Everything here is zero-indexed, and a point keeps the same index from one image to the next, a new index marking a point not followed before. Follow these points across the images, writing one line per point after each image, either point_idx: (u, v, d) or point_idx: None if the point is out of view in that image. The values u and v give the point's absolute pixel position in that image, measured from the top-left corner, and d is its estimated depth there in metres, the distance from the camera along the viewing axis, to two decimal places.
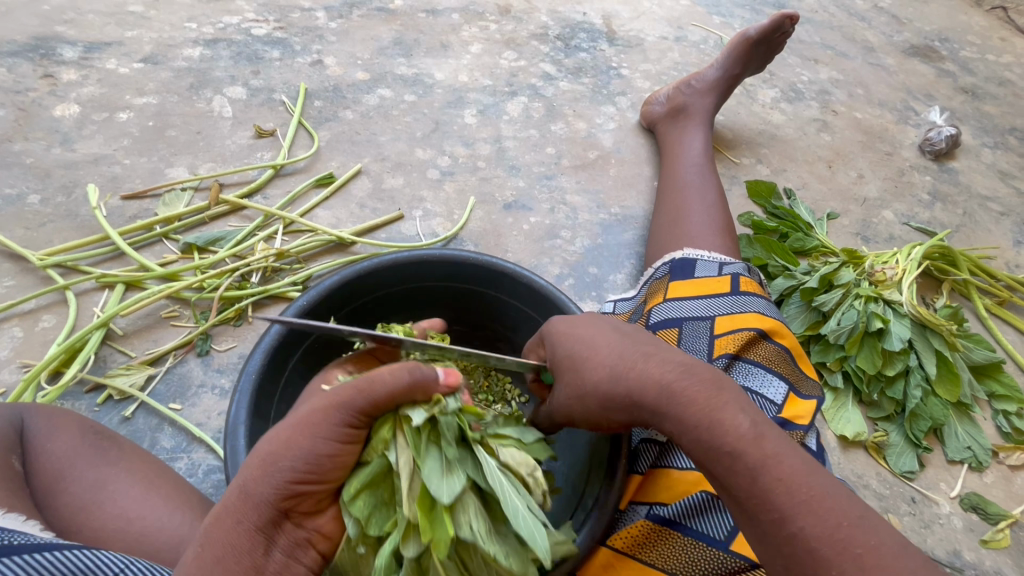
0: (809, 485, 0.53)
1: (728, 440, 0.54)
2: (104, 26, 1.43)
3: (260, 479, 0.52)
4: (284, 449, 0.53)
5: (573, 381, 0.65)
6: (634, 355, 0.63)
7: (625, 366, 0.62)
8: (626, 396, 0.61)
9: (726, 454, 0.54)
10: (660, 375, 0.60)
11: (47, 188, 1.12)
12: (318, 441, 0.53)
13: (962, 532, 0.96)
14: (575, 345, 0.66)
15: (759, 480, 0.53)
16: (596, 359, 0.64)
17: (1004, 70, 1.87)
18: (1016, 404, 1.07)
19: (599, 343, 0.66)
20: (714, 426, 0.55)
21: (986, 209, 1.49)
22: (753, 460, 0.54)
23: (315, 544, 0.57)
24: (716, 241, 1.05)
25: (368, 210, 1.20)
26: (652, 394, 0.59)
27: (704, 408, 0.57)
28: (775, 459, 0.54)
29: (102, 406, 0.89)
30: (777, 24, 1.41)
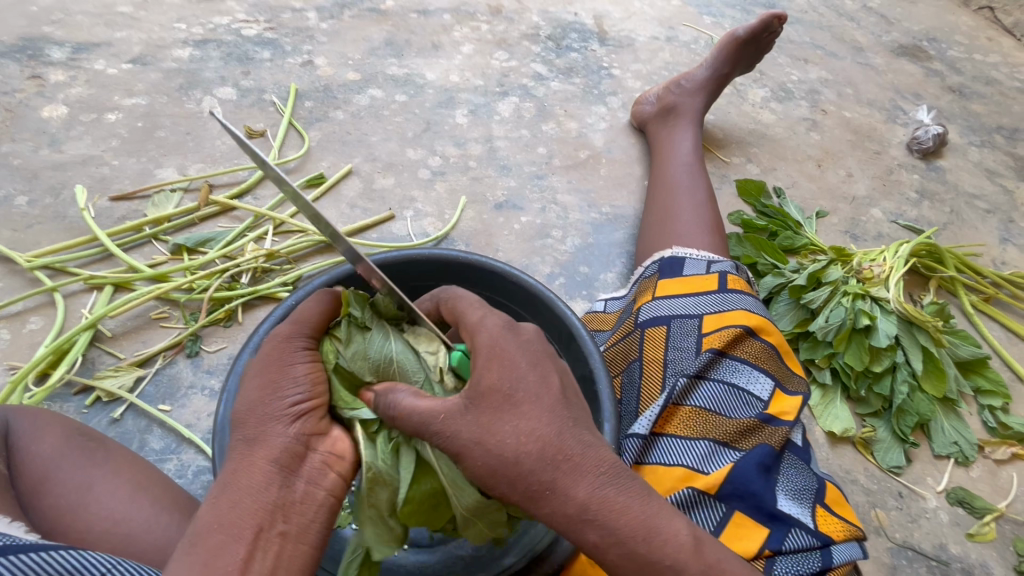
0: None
1: (670, 554, 0.55)
2: (92, 26, 1.42)
3: (253, 421, 0.58)
4: (266, 384, 0.59)
5: (487, 431, 0.54)
6: (573, 433, 0.55)
7: (563, 453, 0.54)
8: (549, 481, 0.54)
9: (665, 568, 0.55)
10: (595, 483, 0.55)
11: (35, 190, 1.12)
12: (293, 367, 0.61)
13: (948, 526, 0.97)
14: (516, 391, 0.55)
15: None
16: (532, 423, 0.54)
17: (991, 69, 1.89)
18: (1001, 399, 1.09)
19: (542, 400, 0.56)
20: (651, 538, 0.55)
21: (973, 207, 1.50)
22: (694, 571, 0.55)
23: (334, 465, 0.61)
24: (705, 240, 1.06)
25: (359, 211, 1.20)
26: (581, 496, 0.54)
27: (642, 521, 0.55)
28: (717, 569, 0.57)
29: (91, 408, 0.89)
30: (765, 24, 1.42)
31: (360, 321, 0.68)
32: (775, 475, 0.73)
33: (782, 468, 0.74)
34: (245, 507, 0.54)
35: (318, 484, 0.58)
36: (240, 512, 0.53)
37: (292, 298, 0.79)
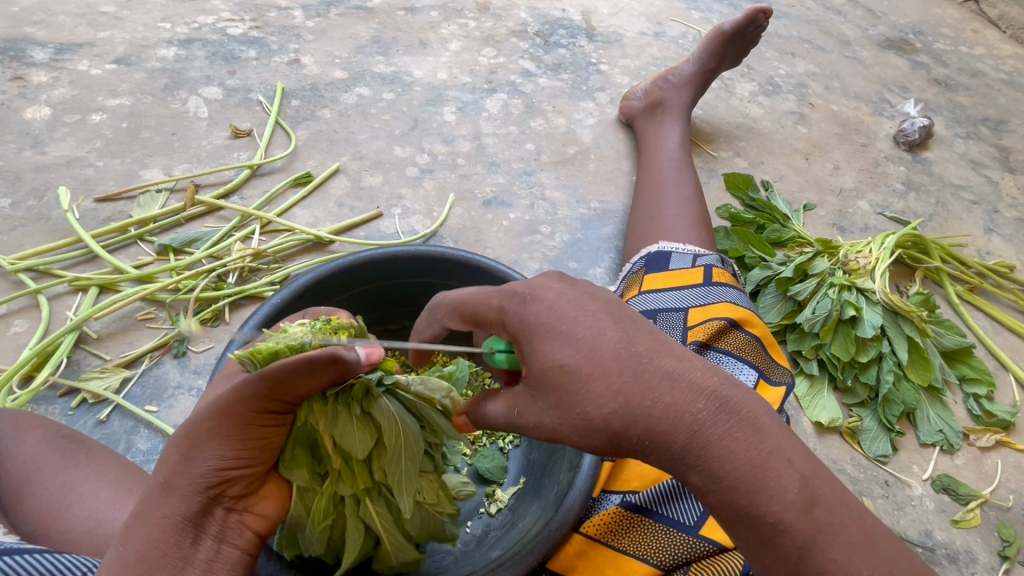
0: (862, 551, 0.47)
1: (773, 505, 0.47)
2: (75, 27, 1.41)
3: (177, 470, 0.55)
4: (199, 435, 0.55)
5: (565, 399, 0.51)
6: (650, 373, 0.50)
7: (643, 403, 0.49)
8: (643, 433, 0.50)
9: (768, 525, 0.48)
10: (693, 426, 0.49)
11: (17, 192, 1.11)
12: (238, 428, 0.57)
13: (933, 513, 0.98)
14: (576, 360, 0.50)
15: (808, 546, 0.47)
16: (604, 381, 0.50)
17: (976, 61, 1.91)
18: (985, 387, 1.10)
19: (605, 358, 0.50)
20: (753, 490, 0.48)
21: (958, 198, 1.51)
22: (803, 535, 0.47)
23: (251, 525, 0.58)
24: (691, 234, 1.07)
25: (346, 209, 1.20)
26: (679, 444, 0.49)
27: (746, 467, 0.48)
28: (829, 534, 0.47)
29: (76, 410, 0.88)
30: (750, 18, 1.42)
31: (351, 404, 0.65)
32: None
33: None
34: (152, 561, 0.52)
35: (229, 542, 0.56)
36: (146, 563, 0.51)
37: (278, 296, 0.80)
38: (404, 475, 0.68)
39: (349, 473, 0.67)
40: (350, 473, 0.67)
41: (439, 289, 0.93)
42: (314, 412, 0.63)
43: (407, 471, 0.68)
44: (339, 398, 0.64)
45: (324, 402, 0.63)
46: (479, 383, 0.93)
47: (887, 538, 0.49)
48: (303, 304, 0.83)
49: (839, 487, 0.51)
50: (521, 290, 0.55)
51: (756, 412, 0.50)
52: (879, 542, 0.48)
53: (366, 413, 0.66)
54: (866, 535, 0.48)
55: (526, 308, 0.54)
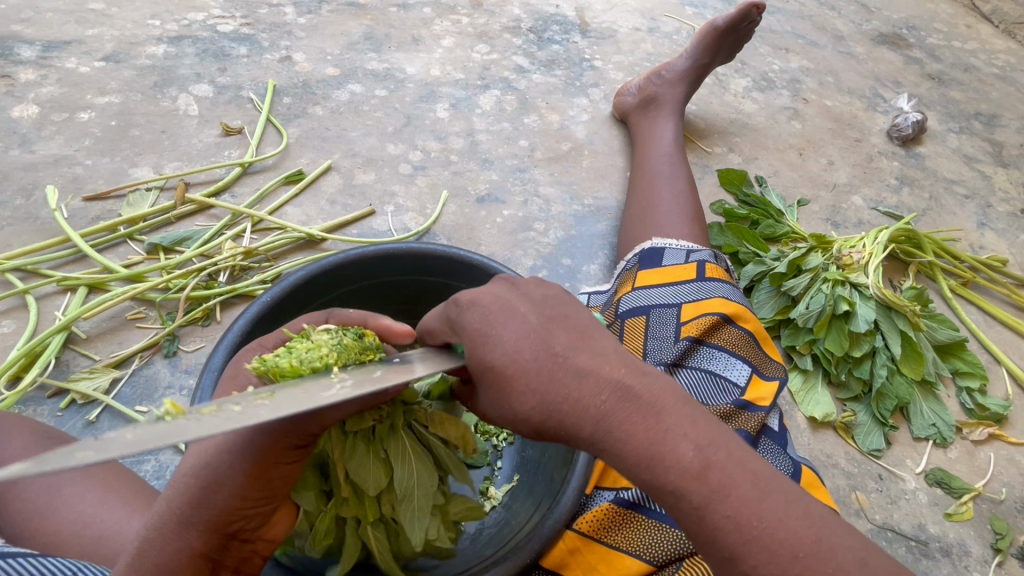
0: (762, 516, 0.48)
1: (671, 478, 0.49)
2: (63, 24, 1.39)
3: (194, 507, 0.53)
4: (221, 472, 0.53)
5: (497, 394, 0.56)
6: (563, 368, 0.54)
7: (559, 396, 0.53)
8: (557, 423, 0.54)
9: (669, 493, 0.49)
10: (598, 414, 0.52)
11: (5, 191, 1.10)
12: (263, 468, 0.54)
13: (927, 506, 0.99)
14: (501, 358, 0.55)
15: (709, 515, 0.48)
16: (523, 380, 0.54)
17: (970, 56, 1.91)
18: (978, 380, 1.10)
19: (525, 358, 0.54)
20: (653, 465, 0.50)
21: (951, 192, 1.52)
22: (698, 499, 0.48)
23: (260, 551, 0.59)
24: (685, 229, 1.06)
25: (339, 207, 1.19)
26: (588, 431, 0.52)
27: (645, 443, 0.50)
28: (723, 494, 0.48)
29: (65, 411, 0.87)
30: (744, 13, 1.42)
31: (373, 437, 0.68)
32: None
33: (758, 453, 0.73)
34: None
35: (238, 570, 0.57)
36: None
37: (267, 295, 0.79)
38: (415, 508, 0.67)
39: (357, 500, 0.67)
40: (358, 501, 0.67)
41: (431, 287, 0.93)
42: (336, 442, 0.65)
43: (418, 505, 0.67)
44: (358, 433, 0.66)
45: (346, 435, 0.66)
46: None
47: (795, 502, 0.49)
48: (293, 302, 0.83)
49: (741, 452, 0.51)
50: (462, 299, 0.59)
51: (660, 395, 0.52)
52: (783, 506, 0.49)
53: (385, 450, 0.68)
54: (768, 497, 0.49)
55: (464, 318, 0.58)
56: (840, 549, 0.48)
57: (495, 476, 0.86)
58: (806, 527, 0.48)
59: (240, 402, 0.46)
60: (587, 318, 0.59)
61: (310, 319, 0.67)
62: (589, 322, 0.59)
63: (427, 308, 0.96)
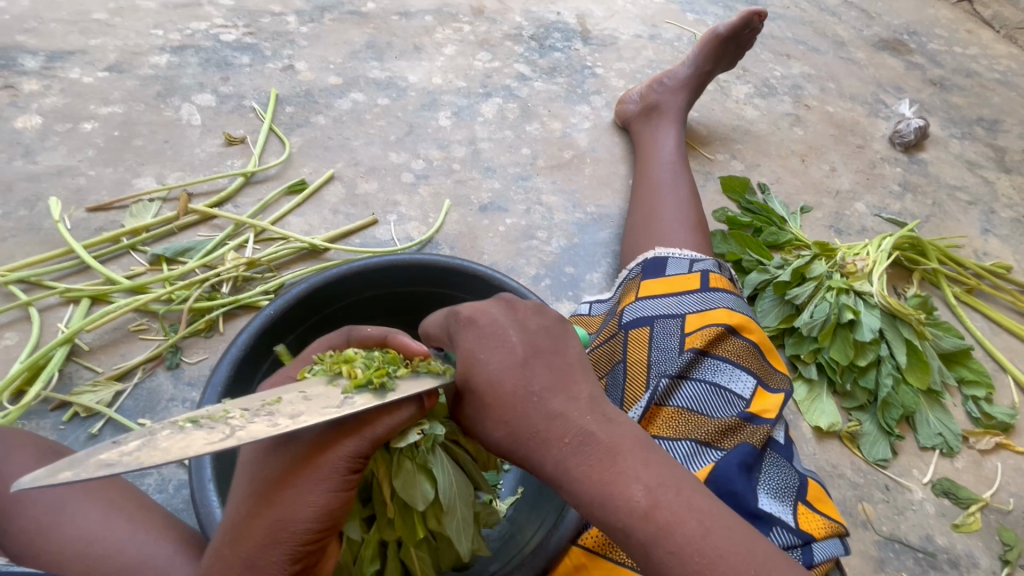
0: (704, 552, 0.51)
1: (620, 515, 0.53)
2: (67, 35, 1.40)
3: (260, 547, 0.51)
4: (286, 503, 0.52)
5: (477, 418, 0.61)
6: (535, 406, 0.59)
7: (526, 431, 0.58)
8: (523, 455, 0.59)
9: (619, 531, 0.54)
10: (560, 453, 0.57)
11: (8, 202, 1.10)
12: (328, 494, 0.53)
13: (934, 517, 0.98)
14: (482, 385, 0.60)
15: (653, 553, 0.52)
16: (498, 410, 0.59)
17: (971, 61, 1.91)
18: (984, 389, 1.10)
19: (503, 388, 0.59)
20: (604, 503, 0.54)
21: (954, 199, 1.51)
22: (645, 536, 0.52)
23: None
24: (689, 238, 1.06)
25: (341, 216, 1.19)
26: (550, 468, 0.58)
27: (598, 482, 0.55)
28: (669, 533, 0.52)
29: (68, 424, 0.87)
30: (745, 21, 1.42)
31: (418, 457, 0.65)
32: (757, 475, 0.71)
33: (766, 467, 0.73)
34: None
35: None
36: None
37: (270, 307, 0.80)
38: (461, 522, 0.66)
39: (402, 522, 0.67)
40: (403, 521, 0.67)
41: (435, 297, 0.92)
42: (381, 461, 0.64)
43: (462, 518, 0.66)
44: (400, 449, 0.65)
45: (388, 453, 0.65)
46: None
47: (739, 540, 0.53)
48: (297, 314, 0.83)
49: (694, 493, 0.55)
50: (463, 313, 0.65)
51: (619, 440, 0.57)
52: (724, 545, 0.52)
53: (428, 465, 0.66)
54: (711, 537, 0.52)
55: (458, 341, 0.63)
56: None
57: (501, 489, 0.86)
58: (744, 562, 0.51)
59: (249, 412, 0.52)
60: (572, 357, 0.64)
61: (331, 343, 0.69)
62: (574, 361, 0.63)
63: None
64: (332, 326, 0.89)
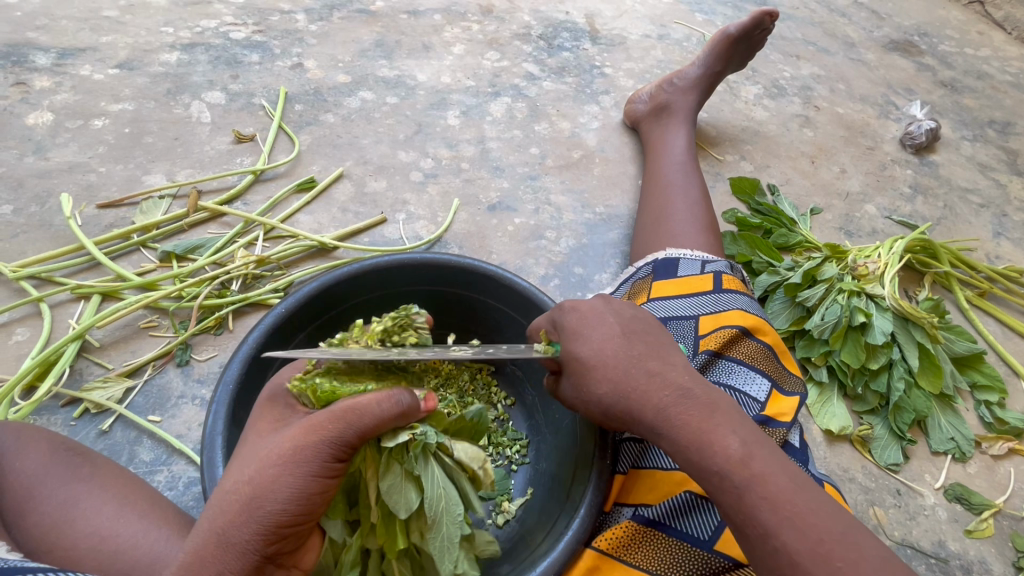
0: (795, 504, 0.55)
1: (717, 461, 0.58)
2: (77, 32, 1.40)
3: (231, 523, 0.52)
4: (265, 481, 0.53)
5: (583, 383, 0.66)
6: (637, 366, 0.64)
7: (629, 387, 0.63)
8: (624, 409, 0.64)
9: (714, 476, 0.58)
10: (661, 405, 0.62)
11: (19, 199, 1.10)
12: (306, 479, 0.54)
13: (946, 523, 0.97)
14: (590, 353, 0.66)
15: (746, 498, 0.56)
16: (604, 371, 0.65)
17: (982, 63, 1.90)
18: (997, 394, 1.09)
19: (608, 353, 0.66)
20: (703, 451, 0.59)
21: (966, 202, 1.50)
22: (740, 481, 0.56)
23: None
24: (701, 240, 1.05)
25: (350, 214, 1.19)
26: (650, 417, 0.62)
27: (697, 430, 0.59)
28: (763, 482, 0.56)
29: (79, 420, 0.87)
30: (757, 21, 1.41)
31: (408, 463, 0.65)
32: None
33: None
34: None
35: None
36: None
37: (282, 305, 0.79)
38: (444, 540, 0.63)
39: (384, 530, 0.66)
40: (386, 530, 0.66)
41: (446, 296, 0.92)
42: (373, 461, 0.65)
43: (446, 535, 0.63)
44: (392, 450, 0.65)
45: (380, 450, 0.65)
46: (486, 391, 0.93)
47: (825, 501, 0.57)
48: (308, 312, 0.82)
49: (783, 457, 0.59)
50: (567, 303, 0.72)
51: (717, 400, 0.62)
52: (815, 505, 0.56)
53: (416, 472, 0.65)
54: (801, 491, 0.56)
55: (562, 322, 0.70)
56: (866, 545, 0.54)
57: (510, 490, 0.85)
58: (834, 522, 0.55)
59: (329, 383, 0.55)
60: (666, 337, 0.70)
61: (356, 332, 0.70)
62: (667, 341, 0.69)
63: (440, 320, 0.96)
64: (343, 325, 0.89)
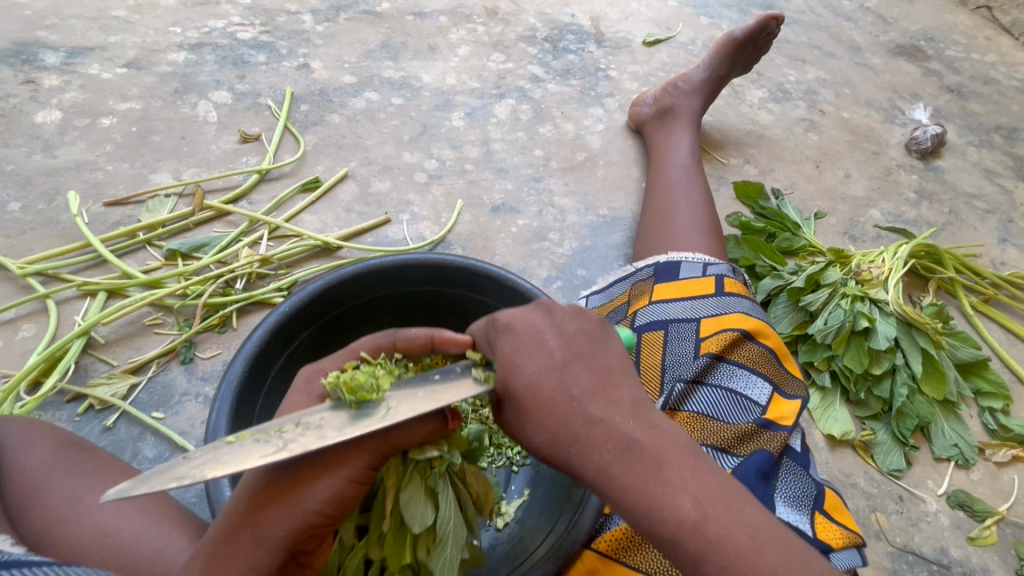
0: (756, 568, 0.50)
1: (669, 527, 0.52)
2: (87, 31, 1.41)
3: (269, 517, 0.52)
4: (306, 483, 0.53)
5: (519, 427, 0.59)
6: (577, 413, 0.57)
7: (567, 437, 0.56)
8: (564, 462, 0.57)
9: (665, 542, 0.52)
10: (604, 459, 0.55)
11: (28, 196, 1.11)
12: (341, 483, 0.53)
13: (948, 530, 0.97)
14: (522, 392, 0.58)
15: (702, 566, 0.51)
16: (539, 417, 0.57)
17: (989, 68, 1.89)
18: (1001, 401, 1.08)
19: (543, 393, 0.57)
20: (652, 513, 0.53)
21: (972, 207, 1.50)
22: (694, 547, 0.51)
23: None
24: (703, 242, 1.05)
25: (354, 214, 1.20)
26: (592, 475, 0.56)
27: (646, 490, 0.53)
28: (720, 547, 0.51)
29: (83, 416, 0.88)
30: (762, 25, 1.41)
31: (430, 481, 0.66)
32: (774, 482, 0.70)
33: (782, 473, 0.72)
34: None
35: None
36: None
37: (286, 304, 0.80)
38: (447, 561, 0.64)
39: (393, 541, 0.66)
40: (394, 540, 0.66)
41: (447, 296, 0.92)
42: (397, 475, 0.65)
43: (450, 556, 0.65)
44: (416, 463, 0.66)
45: (404, 463, 0.66)
46: None
47: (791, 555, 0.51)
48: (311, 312, 0.83)
49: (743, 506, 0.53)
50: (500, 319, 0.63)
51: (666, 448, 0.55)
52: (779, 561, 0.51)
53: (436, 490, 0.67)
54: (762, 549, 0.51)
55: (496, 346, 0.62)
56: None
57: (509, 492, 0.86)
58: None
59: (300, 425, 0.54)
60: (614, 360, 0.62)
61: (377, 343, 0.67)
62: (615, 364, 0.61)
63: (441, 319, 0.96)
64: (345, 324, 0.89)
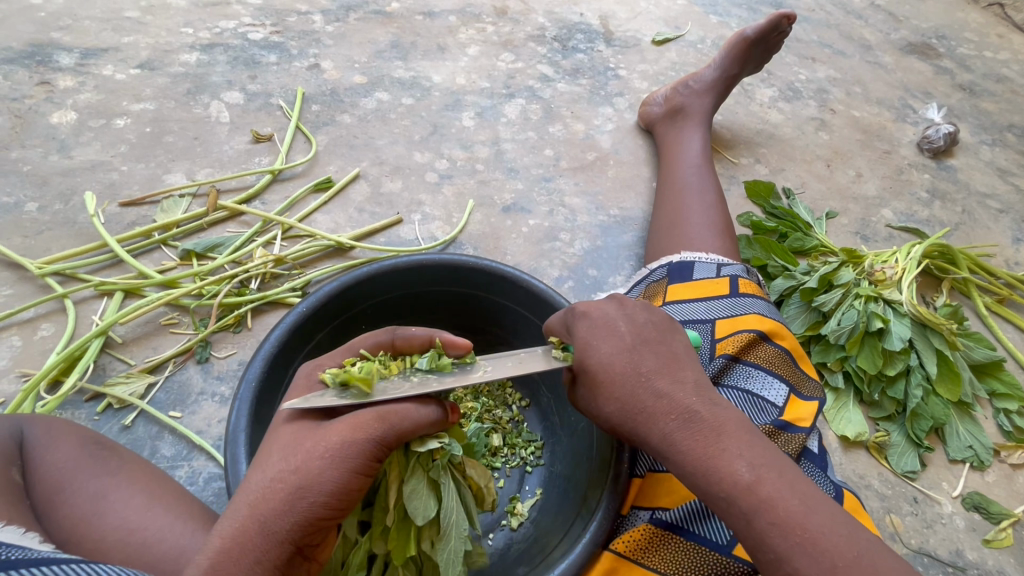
0: (805, 528, 0.54)
1: (724, 487, 0.56)
2: (100, 32, 1.42)
3: (275, 510, 0.51)
4: (312, 475, 0.53)
5: (592, 399, 0.65)
6: (644, 386, 0.62)
7: (635, 407, 0.62)
8: (629, 430, 0.63)
9: (721, 500, 0.57)
10: (667, 427, 0.60)
11: (44, 196, 1.12)
12: (348, 475, 0.54)
13: (964, 532, 0.96)
14: (595, 369, 0.63)
15: (755, 523, 0.55)
16: (609, 389, 0.63)
17: (1001, 66, 1.87)
18: (1017, 403, 1.07)
19: (615, 369, 0.63)
20: (708, 474, 0.57)
21: (985, 207, 1.48)
22: (748, 506, 0.55)
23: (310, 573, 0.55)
24: (717, 242, 1.05)
25: (366, 215, 1.20)
26: (656, 441, 0.61)
27: (703, 454, 0.58)
28: (772, 507, 0.55)
29: (102, 415, 0.89)
30: (774, 23, 1.40)
31: (433, 473, 0.67)
32: None
33: None
34: None
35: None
36: None
37: (302, 305, 0.80)
38: (451, 553, 0.64)
39: (397, 535, 0.66)
40: (398, 535, 0.66)
41: (460, 296, 0.92)
42: (399, 469, 0.65)
43: (453, 548, 0.65)
44: (418, 456, 0.66)
45: (406, 456, 0.66)
46: (501, 393, 0.94)
47: (840, 523, 0.55)
48: (327, 312, 0.83)
49: (794, 477, 0.58)
50: (577, 308, 0.68)
51: (724, 421, 0.60)
52: (828, 526, 0.54)
53: (438, 482, 0.67)
54: (811, 512, 0.55)
55: (572, 332, 0.67)
56: (884, 568, 0.53)
57: (523, 493, 0.86)
58: (850, 545, 0.53)
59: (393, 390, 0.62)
60: (680, 347, 0.67)
61: (377, 339, 0.69)
62: (681, 352, 0.66)
63: (454, 319, 0.97)
64: (360, 325, 0.89)
